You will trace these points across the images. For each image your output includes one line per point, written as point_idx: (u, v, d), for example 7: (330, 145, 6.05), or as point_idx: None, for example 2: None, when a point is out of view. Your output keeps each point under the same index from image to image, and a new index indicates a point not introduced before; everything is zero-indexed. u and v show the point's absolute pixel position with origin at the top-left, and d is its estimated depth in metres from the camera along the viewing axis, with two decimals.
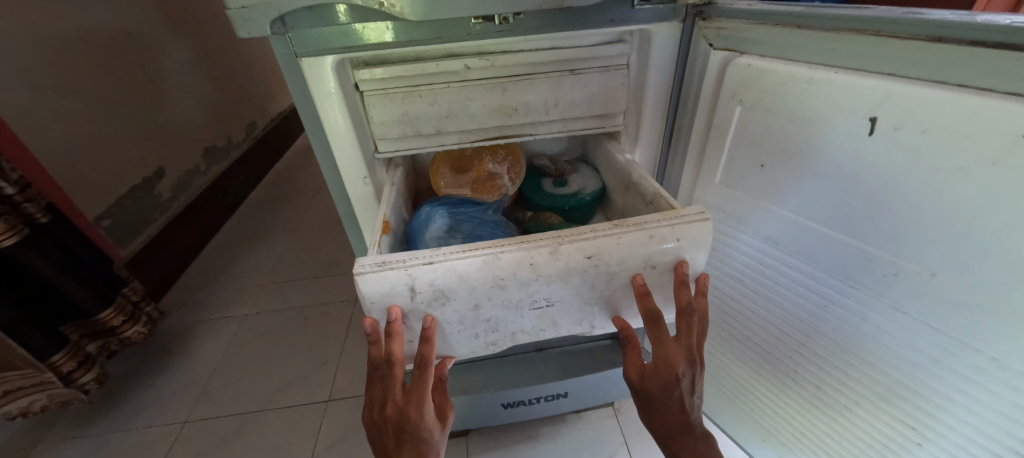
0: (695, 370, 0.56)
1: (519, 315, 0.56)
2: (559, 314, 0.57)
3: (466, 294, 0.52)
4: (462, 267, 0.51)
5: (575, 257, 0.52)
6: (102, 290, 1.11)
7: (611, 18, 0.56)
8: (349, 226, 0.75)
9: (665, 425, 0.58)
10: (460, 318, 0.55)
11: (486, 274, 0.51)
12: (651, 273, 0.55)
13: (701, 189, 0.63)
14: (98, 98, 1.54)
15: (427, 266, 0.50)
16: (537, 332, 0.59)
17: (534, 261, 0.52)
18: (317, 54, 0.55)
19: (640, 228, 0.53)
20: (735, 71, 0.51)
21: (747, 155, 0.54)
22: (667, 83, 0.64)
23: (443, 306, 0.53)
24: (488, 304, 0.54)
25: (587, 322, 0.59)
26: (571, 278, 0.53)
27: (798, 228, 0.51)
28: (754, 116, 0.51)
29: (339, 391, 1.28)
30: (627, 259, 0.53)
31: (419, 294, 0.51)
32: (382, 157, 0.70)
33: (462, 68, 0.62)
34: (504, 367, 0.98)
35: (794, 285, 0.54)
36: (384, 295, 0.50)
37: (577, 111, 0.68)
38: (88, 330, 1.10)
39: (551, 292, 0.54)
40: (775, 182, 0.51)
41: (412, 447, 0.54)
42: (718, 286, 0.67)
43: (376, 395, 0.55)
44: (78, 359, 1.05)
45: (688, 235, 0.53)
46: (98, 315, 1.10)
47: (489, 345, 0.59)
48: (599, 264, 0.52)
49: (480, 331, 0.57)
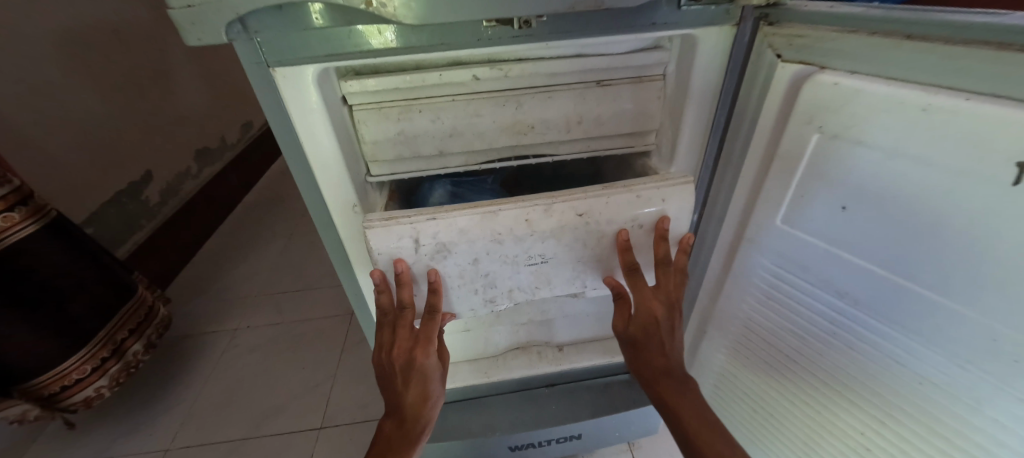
0: (675, 317, 0.59)
1: (515, 271, 0.57)
2: (554, 271, 0.58)
3: (466, 248, 0.54)
4: (463, 222, 0.54)
5: (567, 214, 0.54)
6: (125, 283, 1.07)
7: (651, 21, 0.45)
8: (335, 260, 0.64)
9: (646, 368, 0.59)
10: (461, 272, 0.56)
11: (485, 229, 0.54)
12: (637, 232, 0.57)
13: (751, 227, 0.52)
14: (82, 98, 1.44)
15: (430, 221, 0.53)
16: (532, 290, 0.60)
17: (530, 218, 0.54)
18: (293, 64, 0.44)
19: (629, 190, 0.55)
20: (813, 90, 0.40)
21: (822, 192, 0.43)
22: (712, 99, 0.53)
23: (445, 259, 0.55)
24: (487, 258, 0.55)
25: (579, 283, 0.61)
26: (564, 235, 0.55)
27: (886, 287, 0.42)
28: (839, 148, 0.40)
29: (333, 416, 1.19)
30: (615, 217, 0.55)
31: (423, 247, 0.54)
32: (375, 180, 0.61)
33: (470, 79, 0.52)
34: (512, 405, 0.90)
35: (879, 352, 0.45)
36: (391, 246, 0.53)
37: (603, 130, 0.59)
38: (130, 326, 1.08)
39: (546, 248, 0.56)
40: (863, 229, 0.41)
41: (419, 387, 0.59)
42: (771, 340, 0.57)
43: (385, 337, 0.60)
44: (72, 377, 0.95)
45: (672, 196, 0.55)
46: (124, 307, 1.06)
47: (488, 302, 0.60)
48: (590, 222, 0.55)
49: (478, 287, 0.58)
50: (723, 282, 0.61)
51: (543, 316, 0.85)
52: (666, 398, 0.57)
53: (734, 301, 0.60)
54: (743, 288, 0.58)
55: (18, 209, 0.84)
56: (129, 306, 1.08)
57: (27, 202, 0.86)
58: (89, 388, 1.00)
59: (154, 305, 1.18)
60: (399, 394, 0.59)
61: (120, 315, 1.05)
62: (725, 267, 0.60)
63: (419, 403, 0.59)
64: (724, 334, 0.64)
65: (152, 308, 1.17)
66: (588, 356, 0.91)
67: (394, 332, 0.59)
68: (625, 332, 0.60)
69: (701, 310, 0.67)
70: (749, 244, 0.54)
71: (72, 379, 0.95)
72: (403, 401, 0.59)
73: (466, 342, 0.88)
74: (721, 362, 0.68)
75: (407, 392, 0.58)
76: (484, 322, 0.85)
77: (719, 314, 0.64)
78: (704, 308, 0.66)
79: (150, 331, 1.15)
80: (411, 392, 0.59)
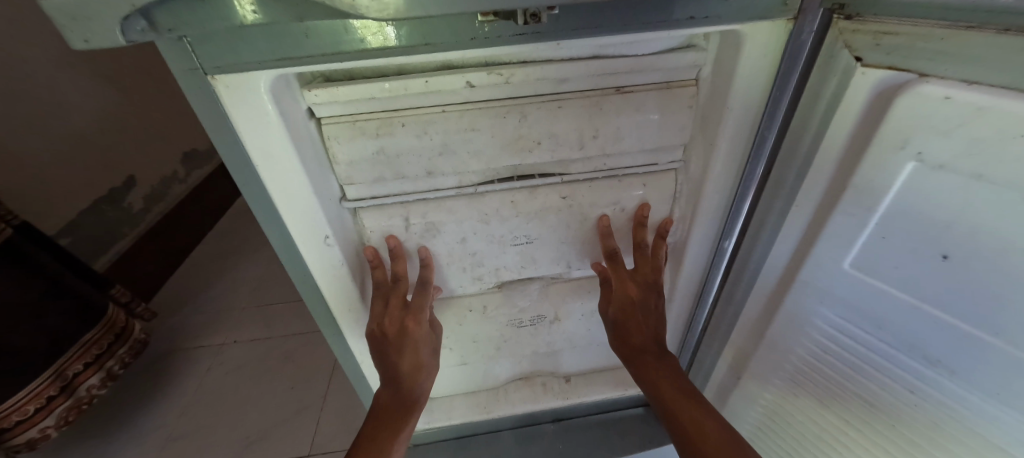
0: (655, 294, 0.57)
1: (501, 251, 0.58)
2: (540, 252, 0.59)
3: (455, 227, 0.54)
4: (451, 203, 0.53)
5: (551, 197, 0.53)
6: (87, 310, 1.04)
7: (688, 14, 0.35)
8: (307, 298, 0.55)
9: (626, 346, 0.57)
10: (449, 251, 0.56)
11: (473, 209, 0.53)
12: (619, 217, 0.56)
13: (809, 268, 0.43)
14: (60, 101, 1.36)
15: (421, 201, 0.52)
16: (518, 269, 0.60)
17: (515, 200, 0.53)
18: (232, 70, 0.35)
19: (611, 175, 0.53)
20: (913, 107, 0.31)
21: (916, 236, 0.34)
22: (756, 110, 0.43)
23: (435, 238, 0.54)
24: (475, 238, 0.55)
25: (563, 263, 0.61)
26: (548, 217, 0.55)
27: (993, 360, 0.32)
28: (947, 184, 0.31)
29: (322, 443, 1.11)
30: (597, 202, 0.55)
31: (414, 225, 0.53)
32: (351, 205, 0.51)
33: (463, 85, 0.43)
34: (514, 444, 0.81)
35: (979, 437, 0.35)
36: (381, 223, 0.53)
37: (623, 146, 0.49)
38: (86, 359, 1.03)
39: (531, 229, 0.56)
40: (966, 286, 0.32)
41: (412, 357, 0.56)
42: (826, 398, 0.48)
43: (377, 310, 0.56)
44: (13, 419, 0.90)
45: (654, 182, 0.54)
46: (87, 335, 1.04)
47: (476, 281, 0.61)
48: (572, 206, 0.54)
49: (467, 266, 0.58)
50: (766, 326, 0.52)
51: (549, 347, 0.74)
52: (647, 373, 0.55)
53: (780, 350, 0.51)
54: (792, 337, 0.48)
55: None
56: (90, 336, 1.04)
57: None
58: (33, 428, 0.94)
59: (127, 326, 1.16)
60: (392, 362, 0.55)
61: (74, 349, 1.00)
62: (769, 309, 0.50)
63: (412, 372, 0.56)
64: (767, 384, 0.55)
65: (124, 330, 1.14)
66: (599, 389, 0.82)
67: (385, 302, 0.56)
68: (608, 312, 0.59)
69: (735, 353, 0.58)
70: (801, 286, 0.45)
71: (13, 420, 0.90)
72: (397, 370, 0.55)
73: (462, 375, 0.78)
74: (757, 415, 0.59)
75: (400, 361, 0.55)
76: (484, 355, 0.73)
77: (758, 362, 0.55)
78: (741, 352, 0.57)
79: (111, 362, 1.10)
80: (404, 360, 0.55)
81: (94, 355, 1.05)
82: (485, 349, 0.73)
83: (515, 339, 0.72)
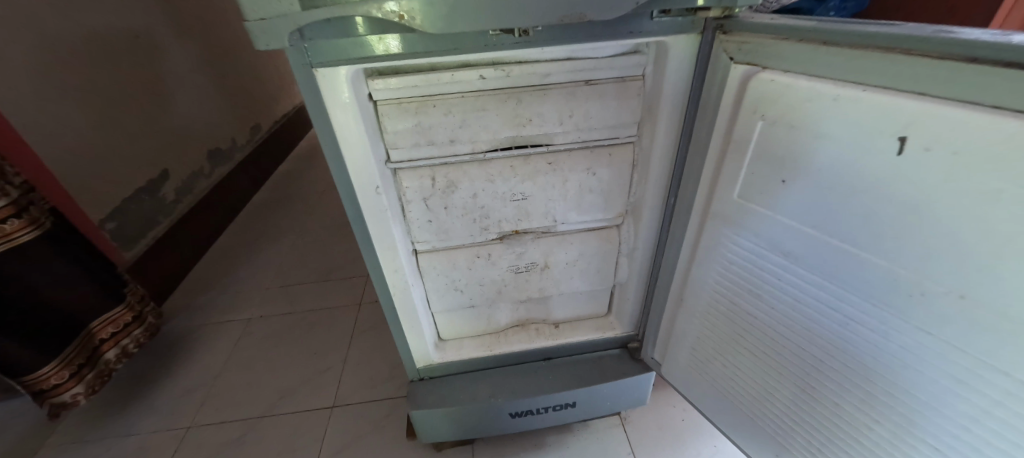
0: None
1: (503, 205, 0.76)
2: (532, 206, 0.77)
3: (469, 185, 0.73)
4: (467, 167, 0.71)
5: (539, 163, 0.72)
6: (114, 291, 1.23)
7: (630, 30, 0.54)
8: (358, 240, 0.72)
9: None
10: (464, 204, 0.75)
11: (482, 171, 0.72)
12: (592, 179, 0.75)
13: (716, 201, 0.62)
14: (106, 101, 1.54)
15: (443, 165, 0.71)
16: (516, 221, 0.79)
17: (513, 165, 0.72)
18: (332, 64, 0.54)
19: (585, 147, 0.72)
20: (758, 86, 0.50)
21: (768, 170, 0.53)
22: (682, 95, 0.62)
23: (453, 193, 0.73)
24: (483, 194, 0.74)
25: (551, 217, 0.79)
26: (537, 178, 0.73)
27: (816, 245, 0.51)
28: (779, 133, 0.50)
29: (344, 397, 1.27)
30: (573, 166, 0.73)
31: (437, 183, 0.72)
32: (393, 167, 0.70)
33: (477, 78, 0.62)
34: (511, 376, 0.96)
35: (817, 303, 0.54)
36: (415, 182, 0.71)
37: (592, 123, 0.68)
38: (105, 335, 1.20)
39: (524, 188, 0.74)
40: (799, 199, 0.51)
41: None
42: (735, 300, 0.66)
43: None
44: (51, 382, 1.06)
45: (618, 152, 0.73)
46: (112, 310, 1.22)
47: (483, 230, 0.79)
48: (556, 169, 0.73)
49: (476, 217, 0.77)
50: (695, 254, 0.70)
51: (541, 292, 0.92)
52: None
53: (705, 270, 0.69)
54: (711, 258, 0.67)
55: (15, 220, 0.99)
56: (111, 314, 1.22)
57: (26, 211, 1.02)
58: (67, 393, 1.10)
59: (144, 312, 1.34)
60: None
61: (98, 324, 1.18)
62: (696, 241, 0.69)
63: None
64: (699, 302, 0.73)
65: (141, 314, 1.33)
66: (581, 332, 1.00)
67: None
68: None
69: (678, 282, 0.77)
70: (713, 218, 0.63)
71: (50, 383, 1.06)
72: None
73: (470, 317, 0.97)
74: (695, 329, 0.77)
75: None
76: (487, 298, 0.91)
77: (693, 284, 0.73)
78: (682, 279, 0.76)
79: (127, 341, 1.28)
80: None
81: (111, 332, 1.22)
82: (489, 292, 0.90)
83: (513, 284, 0.90)
